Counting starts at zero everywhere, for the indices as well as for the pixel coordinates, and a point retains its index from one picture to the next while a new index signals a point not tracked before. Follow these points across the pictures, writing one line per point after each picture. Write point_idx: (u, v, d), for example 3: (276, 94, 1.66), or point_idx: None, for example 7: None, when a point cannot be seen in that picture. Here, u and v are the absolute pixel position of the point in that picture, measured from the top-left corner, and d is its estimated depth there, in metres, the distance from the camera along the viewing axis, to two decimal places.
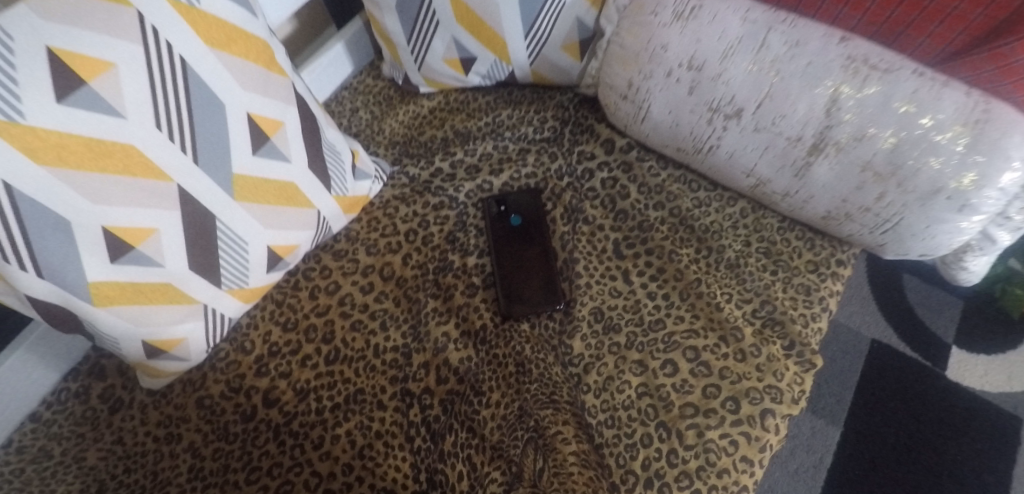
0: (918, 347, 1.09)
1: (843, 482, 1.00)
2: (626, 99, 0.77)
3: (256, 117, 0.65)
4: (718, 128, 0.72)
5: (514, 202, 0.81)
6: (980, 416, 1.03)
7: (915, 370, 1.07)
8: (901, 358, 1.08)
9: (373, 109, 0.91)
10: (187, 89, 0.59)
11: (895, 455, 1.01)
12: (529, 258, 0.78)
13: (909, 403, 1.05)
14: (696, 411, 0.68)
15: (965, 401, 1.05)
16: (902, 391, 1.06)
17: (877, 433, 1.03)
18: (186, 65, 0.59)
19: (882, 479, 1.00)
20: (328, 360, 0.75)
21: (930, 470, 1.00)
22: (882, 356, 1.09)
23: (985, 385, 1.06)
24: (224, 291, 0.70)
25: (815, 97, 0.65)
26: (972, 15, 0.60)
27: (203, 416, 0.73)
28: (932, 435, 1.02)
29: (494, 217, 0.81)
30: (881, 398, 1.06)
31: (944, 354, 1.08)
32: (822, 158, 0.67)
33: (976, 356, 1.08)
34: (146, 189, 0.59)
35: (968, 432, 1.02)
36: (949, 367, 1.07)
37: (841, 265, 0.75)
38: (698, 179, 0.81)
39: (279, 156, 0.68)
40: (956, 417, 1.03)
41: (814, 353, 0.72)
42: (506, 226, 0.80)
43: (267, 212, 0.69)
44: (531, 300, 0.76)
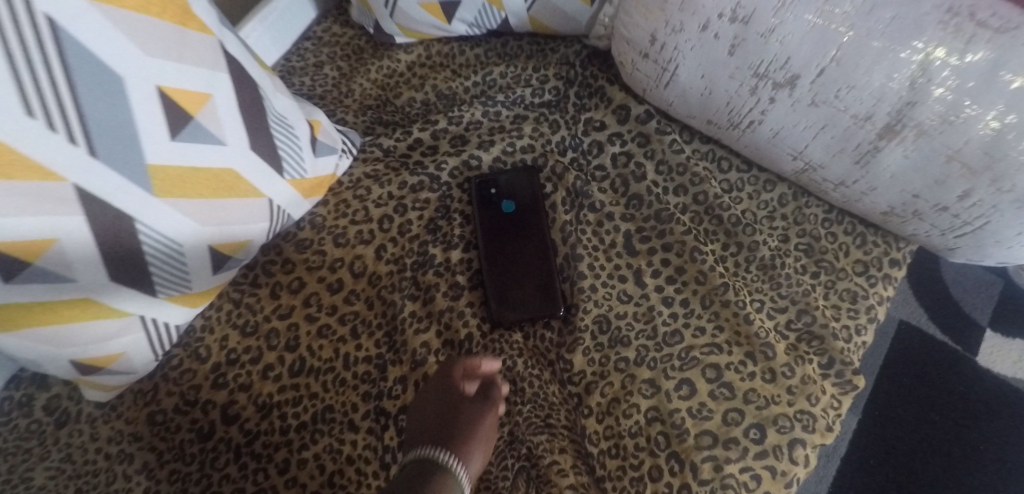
0: (951, 333, 0.94)
1: (858, 477, 0.86)
2: (647, 58, 0.61)
3: (169, 90, 0.51)
4: (763, 99, 0.56)
5: (506, 185, 0.69)
6: (1017, 404, 0.89)
7: (943, 354, 0.92)
8: (931, 343, 0.93)
9: (340, 65, 0.78)
10: (64, 59, 0.45)
11: (915, 447, 0.87)
12: (525, 253, 0.67)
13: (934, 389, 0.90)
14: (714, 441, 0.57)
15: (1002, 389, 0.90)
16: (928, 375, 0.91)
17: (896, 420, 0.89)
18: (56, 26, 0.44)
19: (898, 472, 0.86)
20: (292, 371, 0.65)
21: (954, 465, 0.86)
22: (909, 337, 0.94)
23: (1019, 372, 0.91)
24: (162, 298, 0.60)
25: (899, 64, 0.48)
26: None
27: (157, 433, 0.65)
28: (958, 425, 0.88)
29: (482, 202, 0.68)
30: (904, 384, 0.91)
31: (978, 338, 0.94)
32: (896, 143, 0.52)
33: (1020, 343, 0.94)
34: (33, 195, 0.47)
35: (1001, 423, 0.88)
36: (980, 354, 0.93)
37: (894, 266, 0.63)
38: (729, 155, 0.68)
39: (209, 137, 0.55)
40: (987, 405, 0.89)
41: (857, 373, 0.60)
42: (498, 214, 0.68)
43: (202, 207, 0.57)
44: (526, 305, 0.65)
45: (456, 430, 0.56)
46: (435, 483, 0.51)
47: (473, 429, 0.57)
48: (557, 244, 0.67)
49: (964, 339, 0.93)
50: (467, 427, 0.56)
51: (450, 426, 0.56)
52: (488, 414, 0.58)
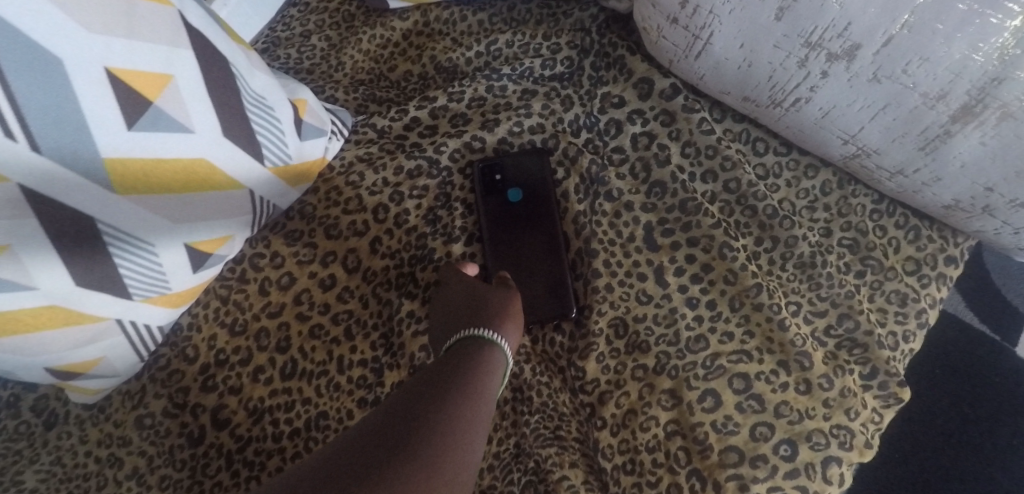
0: None
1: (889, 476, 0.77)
2: (676, 23, 0.52)
3: (120, 72, 0.45)
4: (815, 73, 0.47)
5: (513, 171, 0.63)
6: None
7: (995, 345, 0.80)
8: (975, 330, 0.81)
9: (329, 34, 0.72)
10: None
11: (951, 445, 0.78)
12: (535, 246, 0.61)
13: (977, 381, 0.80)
14: (741, 459, 0.51)
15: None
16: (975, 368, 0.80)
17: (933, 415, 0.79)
18: None
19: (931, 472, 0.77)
20: (284, 374, 0.61)
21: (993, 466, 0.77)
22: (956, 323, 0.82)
23: None
24: (139, 301, 0.55)
25: (989, 32, 0.39)
26: None
27: (146, 437, 0.61)
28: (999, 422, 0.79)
29: (486, 190, 0.62)
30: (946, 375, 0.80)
31: None
32: (974, 126, 0.44)
33: None
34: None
35: None
36: None
37: (950, 264, 0.56)
38: (766, 136, 0.59)
39: (174, 124, 0.48)
40: None
41: (903, 385, 0.54)
42: (503, 203, 0.62)
43: (172, 202, 0.51)
44: (534, 305, 0.60)
45: (487, 311, 0.55)
46: (474, 363, 0.51)
47: (504, 309, 0.56)
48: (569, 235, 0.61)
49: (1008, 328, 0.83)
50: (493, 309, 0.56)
51: (479, 312, 0.55)
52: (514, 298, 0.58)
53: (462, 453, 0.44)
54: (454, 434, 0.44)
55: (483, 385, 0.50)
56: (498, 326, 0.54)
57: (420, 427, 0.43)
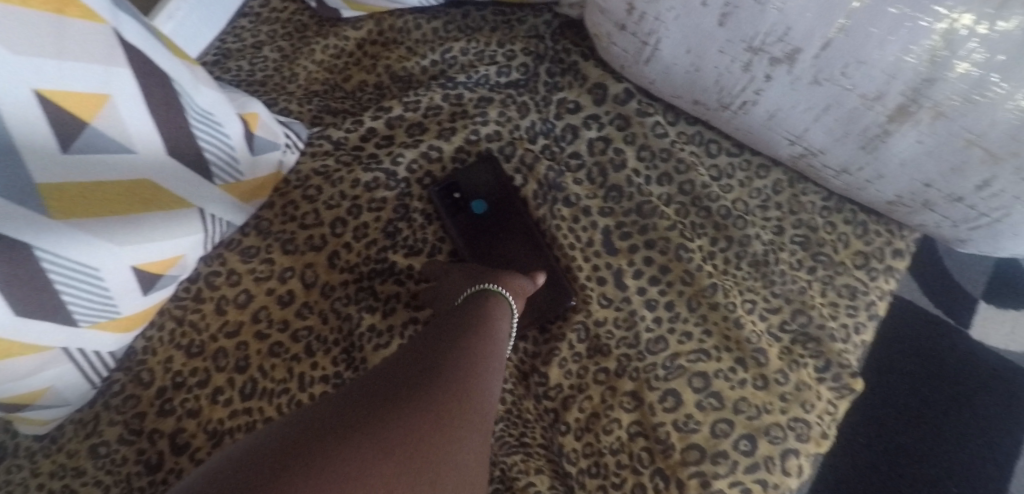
0: (942, 303, 0.89)
1: (852, 459, 0.81)
2: (623, 30, 0.53)
3: (51, 94, 0.43)
4: (759, 76, 0.49)
5: (469, 184, 0.62)
6: (1010, 377, 0.84)
7: (939, 329, 0.87)
8: (919, 317, 0.88)
9: (281, 44, 0.70)
10: None
11: (907, 425, 0.82)
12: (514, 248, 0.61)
13: (927, 365, 0.85)
14: (702, 456, 0.52)
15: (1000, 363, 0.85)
16: (925, 352, 0.86)
17: (890, 397, 0.84)
18: None
19: (892, 451, 0.81)
20: (243, 394, 0.59)
21: (948, 441, 0.81)
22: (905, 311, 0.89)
23: (1011, 345, 0.86)
24: (86, 328, 0.53)
25: (919, 34, 0.40)
26: None
27: (100, 466, 0.59)
28: (951, 401, 0.83)
29: (451, 208, 0.61)
30: (898, 361, 0.86)
31: (968, 310, 0.88)
32: (910, 126, 0.45)
33: (1006, 312, 0.87)
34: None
35: (994, 397, 0.83)
36: (972, 326, 0.87)
37: (896, 257, 0.57)
38: (718, 138, 0.61)
39: (112, 145, 0.47)
40: (981, 379, 0.84)
41: (855, 376, 0.55)
42: (471, 217, 0.61)
43: (117, 224, 0.50)
44: (535, 303, 0.59)
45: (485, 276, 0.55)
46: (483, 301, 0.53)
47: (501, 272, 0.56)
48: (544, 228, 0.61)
49: (959, 311, 0.88)
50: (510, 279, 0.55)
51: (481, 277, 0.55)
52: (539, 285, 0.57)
53: (488, 380, 0.46)
54: (479, 364, 0.46)
55: (491, 316, 0.52)
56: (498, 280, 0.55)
57: (447, 355, 0.46)
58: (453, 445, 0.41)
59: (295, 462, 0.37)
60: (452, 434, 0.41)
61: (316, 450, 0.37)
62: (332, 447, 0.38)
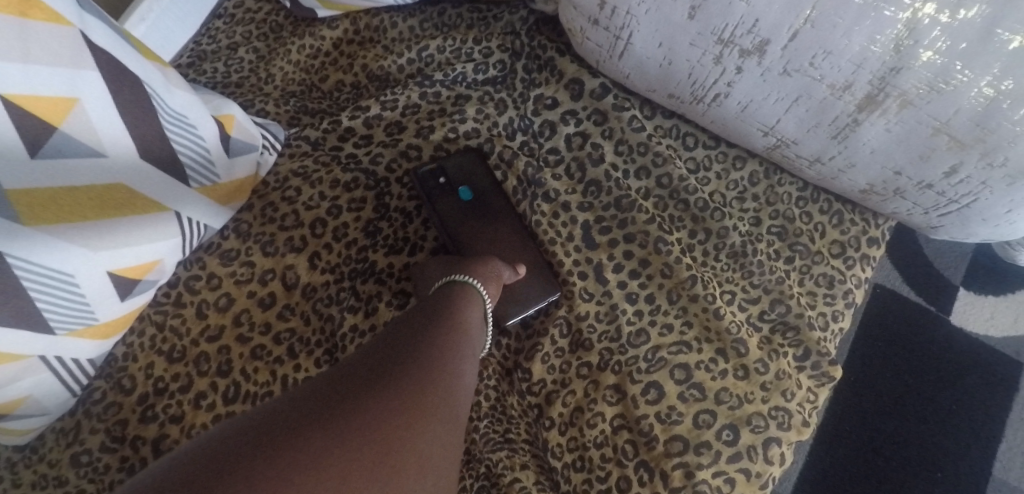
0: (922, 290, 0.90)
1: (835, 446, 0.83)
2: (596, 25, 0.53)
3: (17, 99, 0.43)
4: (730, 68, 0.49)
5: (455, 172, 0.61)
6: (986, 360, 0.86)
7: (921, 315, 0.89)
8: (901, 304, 0.89)
9: (257, 46, 0.70)
10: None
11: (888, 410, 0.85)
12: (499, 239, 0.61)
13: (907, 350, 0.87)
14: (685, 447, 0.53)
15: (980, 348, 0.87)
16: (904, 339, 0.88)
17: (872, 384, 0.86)
18: None
19: (874, 437, 0.83)
20: (226, 398, 0.59)
21: (927, 424, 0.84)
22: (886, 299, 0.90)
23: (989, 329, 0.88)
24: (63, 335, 0.52)
25: (884, 24, 0.41)
26: None
27: (82, 475, 0.58)
28: (930, 385, 0.85)
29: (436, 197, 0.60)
30: (879, 349, 0.88)
31: (950, 296, 0.89)
32: (878, 114, 0.46)
33: (985, 298, 0.89)
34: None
35: (971, 380, 0.86)
36: (954, 311, 0.89)
37: (872, 245, 0.58)
38: (695, 130, 0.61)
39: (81, 148, 0.47)
40: (958, 363, 0.86)
41: (834, 364, 0.56)
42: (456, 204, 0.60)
43: (92, 229, 0.49)
44: (525, 292, 0.59)
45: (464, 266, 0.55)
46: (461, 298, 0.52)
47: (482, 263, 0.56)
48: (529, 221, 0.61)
49: (940, 297, 0.89)
50: (490, 266, 0.55)
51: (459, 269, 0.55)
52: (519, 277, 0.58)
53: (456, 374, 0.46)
54: (448, 357, 0.46)
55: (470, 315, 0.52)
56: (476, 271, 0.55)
57: (415, 349, 0.45)
58: (420, 438, 0.41)
59: (260, 453, 0.36)
60: (417, 428, 0.41)
61: (276, 440, 0.37)
62: (292, 439, 0.37)
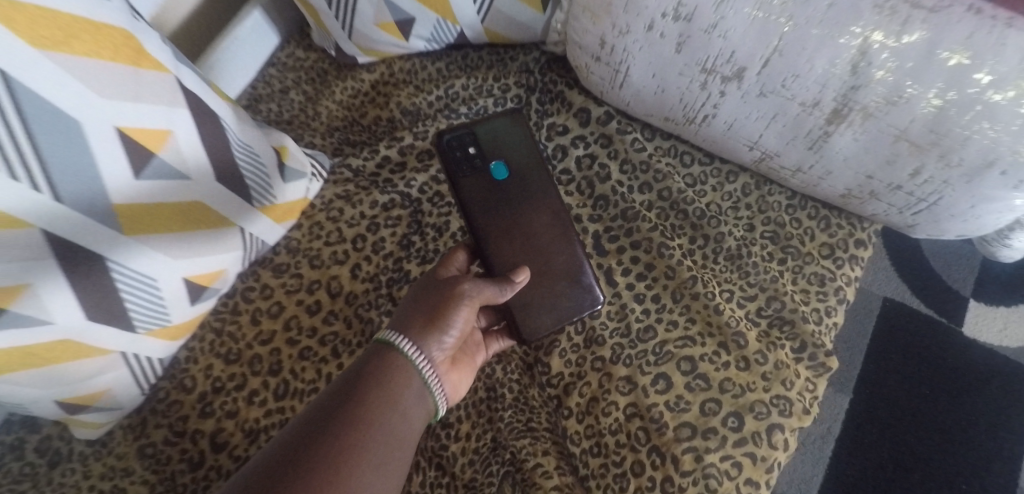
0: (934, 303, 1.00)
1: (856, 457, 0.92)
2: (599, 61, 0.62)
3: (129, 130, 0.52)
4: (714, 93, 0.57)
5: (488, 144, 0.63)
6: (1001, 370, 0.96)
7: (931, 328, 0.99)
8: (910, 316, 0.99)
9: (305, 88, 0.79)
10: (22, 109, 0.46)
11: (908, 422, 0.94)
12: (533, 226, 0.63)
13: (923, 363, 0.97)
14: (693, 433, 0.59)
15: (992, 357, 0.97)
16: (919, 350, 0.97)
17: (891, 395, 0.95)
18: (9, 77, 0.45)
19: (895, 447, 0.93)
20: (277, 395, 0.66)
21: (949, 435, 0.93)
22: (895, 313, 1.00)
23: (1004, 340, 0.98)
24: (143, 334, 0.61)
25: (838, 50, 0.50)
26: None
27: (148, 466, 0.66)
28: (949, 397, 0.95)
29: (462, 166, 0.62)
30: (894, 360, 0.97)
31: (962, 308, 1.00)
32: (845, 127, 0.54)
33: (998, 308, 1.00)
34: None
35: (989, 390, 0.95)
36: (967, 323, 0.99)
37: (860, 246, 0.64)
38: (691, 150, 0.69)
39: (173, 173, 0.56)
40: (977, 375, 0.96)
41: (830, 354, 0.62)
42: (488, 181, 0.63)
43: (172, 240, 0.58)
44: (551, 311, 0.62)
45: (434, 292, 0.57)
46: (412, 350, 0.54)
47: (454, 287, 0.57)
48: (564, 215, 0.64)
49: (953, 310, 1.00)
50: (459, 291, 0.56)
51: (431, 294, 0.57)
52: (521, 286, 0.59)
53: (368, 459, 0.48)
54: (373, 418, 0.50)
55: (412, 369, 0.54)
56: (447, 296, 0.56)
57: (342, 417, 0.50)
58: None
59: None
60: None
61: None
62: None
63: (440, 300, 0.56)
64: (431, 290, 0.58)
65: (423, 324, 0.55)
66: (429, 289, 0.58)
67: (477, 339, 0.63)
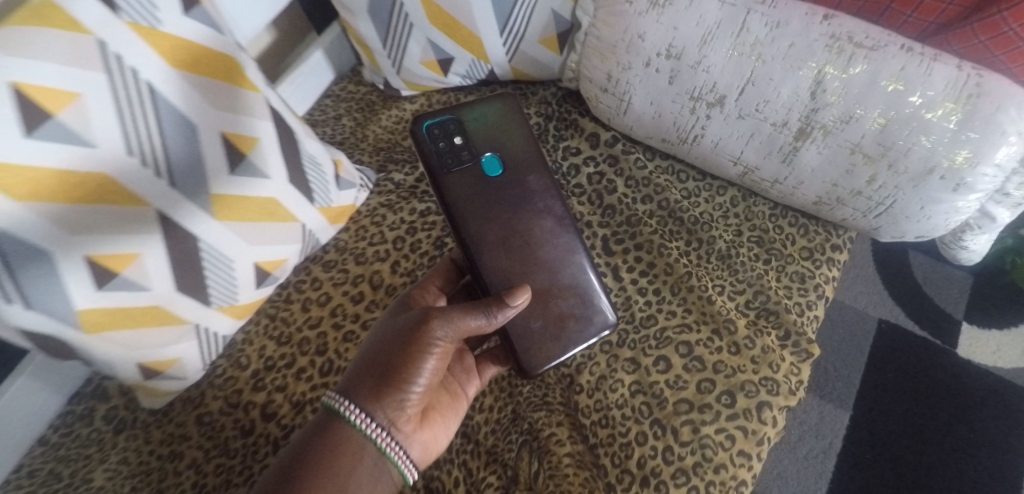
0: (927, 325, 1.11)
1: (856, 470, 1.02)
2: (607, 92, 0.75)
3: (230, 135, 0.65)
4: (701, 116, 0.69)
5: (483, 140, 0.71)
6: (991, 387, 1.07)
7: (926, 349, 1.10)
8: (908, 338, 1.11)
9: (356, 116, 0.92)
10: (157, 113, 0.59)
11: (907, 438, 1.04)
12: (532, 230, 0.70)
13: (917, 383, 1.07)
14: (690, 407, 0.68)
15: (987, 377, 1.08)
16: (913, 369, 1.08)
17: (888, 412, 1.06)
18: (153, 89, 0.59)
19: (894, 460, 1.03)
20: (322, 372, 0.75)
21: (947, 451, 1.03)
22: (890, 335, 1.11)
23: (998, 361, 1.08)
24: (216, 309, 0.71)
25: (796, 80, 0.63)
26: (943, 3, 0.61)
27: (204, 432, 0.74)
28: (945, 413, 1.05)
29: (462, 164, 0.70)
30: (889, 378, 1.08)
31: (956, 331, 1.11)
32: (810, 143, 0.65)
33: (990, 331, 1.10)
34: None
35: (984, 409, 1.05)
36: (960, 345, 1.10)
37: (835, 250, 0.75)
38: (686, 169, 0.81)
39: (258, 173, 0.68)
40: (971, 393, 1.06)
41: (811, 342, 0.71)
42: (483, 178, 0.70)
43: (250, 229, 0.69)
44: (548, 343, 0.69)
45: (406, 336, 0.60)
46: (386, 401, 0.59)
47: (425, 330, 0.60)
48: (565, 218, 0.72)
49: (947, 333, 1.11)
50: (431, 336, 0.60)
51: (404, 336, 0.60)
52: (510, 312, 0.63)
53: None
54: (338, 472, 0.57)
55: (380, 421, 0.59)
56: (419, 341, 0.60)
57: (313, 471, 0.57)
58: None
59: None
60: None
61: None
62: None
63: (412, 346, 0.60)
64: (386, 346, 0.61)
65: (398, 368, 0.59)
66: (384, 347, 0.61)
67: (467, 371, 0.71)
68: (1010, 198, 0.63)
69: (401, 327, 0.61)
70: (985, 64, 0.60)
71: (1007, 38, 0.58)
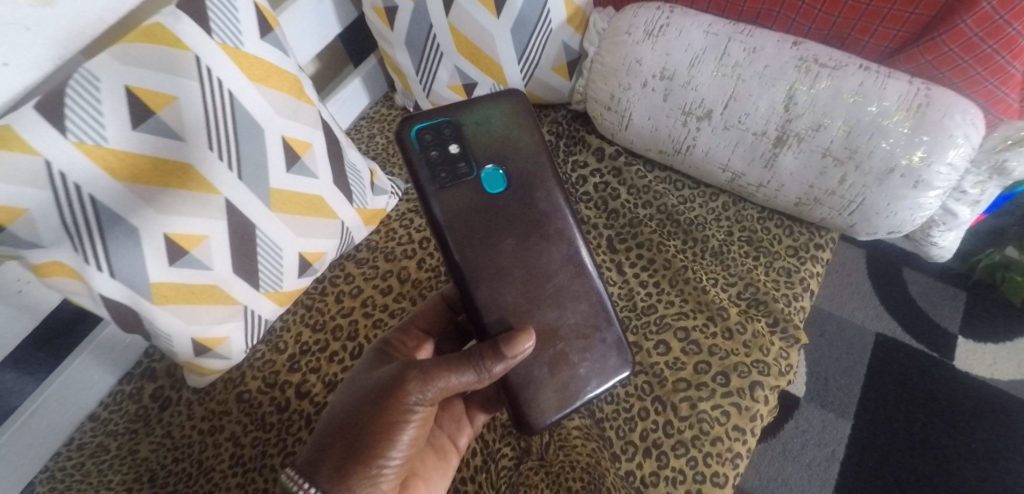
0: (923, 339, 1.18)
1: (858, 478, 1.07)
2: (610, 110, 0.86)
3: (290, 139, 0.75)
4: (692, 129, 0.80)
5: (479, 156, 0.73)
6: (988, 399, 1.12)
7: (923, 362, 1.16)
8: (905, 350, 1.17)
9: (388, 135, 1.04)
10: (234, 116, 0.70)
11: (907, 448, 1.09)
12: (534, 258, 0.72)
13: (914, 394, 1.13)
14: (688, 385, 0.75)
15: (983, 389, 1.13)
16: (910, 381, 1.14)
17: (889, 423, 1.11)
18: (233, 97, 0.70)
19: (894, 468, 1.07)
20: (353, 355, 0.83)
21: (948, 460, 1.07)
22: (887, 348, 1.17)
23: (994, 373, 1.14)
24: (263, 293, 0.79)
25: (770, 95, 0.74)
26: (893, 31, 0.72)
27: (243, 409, 0.81)
28: (944, 423, 1.10)
29: (459, 180, 0.72)
30: (888, 388, 1.14)
31: (952, 345, 1.17)
32: (787, 149, 0.75)
33: (986, 345, 1.16)
34: (19, 168, 0.60)
35: (982, 419, 1.10)
36: (957, 358, 1.16)
37: (819, 248, 0.83)
38: (682, 178, 0.90)
39: (309, 172, 0.78)
40: (969, 405, 1.12)
41: (799, 330, 0.78)
42: (482, 192, 0.72)
43: (297, 221, 0.78)
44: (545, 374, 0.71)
45: (386, 394, 0.62)
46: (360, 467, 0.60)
47: (404, 389, 0.62)
48: (565, 252, 0.74)
49: (944, 347, 1.16)
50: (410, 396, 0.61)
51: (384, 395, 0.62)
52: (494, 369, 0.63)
53: None
54: None
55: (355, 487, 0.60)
56: (397, 401, 0.61)
57: None
58: None
59: None
60: None
61: None
62: None
63: (391, 405, 0.61)
64: (363, 410, 0.63)
65: (376, 430, 0.61)
66: (365, 405, 0.63)
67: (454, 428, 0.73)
68: (968, 195, 0.73)
69: (383, 383, 0.63)
70: (933, 80, 0.71)
71: (948, 57, 0.69)
